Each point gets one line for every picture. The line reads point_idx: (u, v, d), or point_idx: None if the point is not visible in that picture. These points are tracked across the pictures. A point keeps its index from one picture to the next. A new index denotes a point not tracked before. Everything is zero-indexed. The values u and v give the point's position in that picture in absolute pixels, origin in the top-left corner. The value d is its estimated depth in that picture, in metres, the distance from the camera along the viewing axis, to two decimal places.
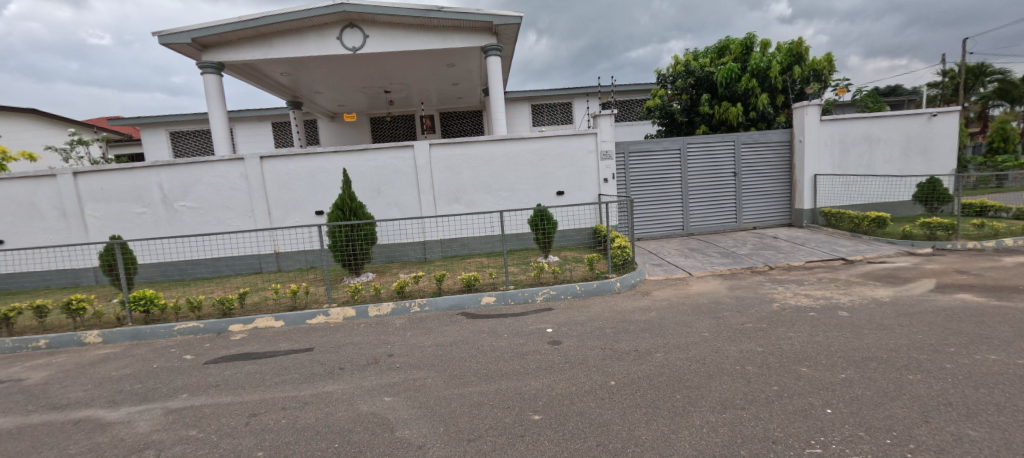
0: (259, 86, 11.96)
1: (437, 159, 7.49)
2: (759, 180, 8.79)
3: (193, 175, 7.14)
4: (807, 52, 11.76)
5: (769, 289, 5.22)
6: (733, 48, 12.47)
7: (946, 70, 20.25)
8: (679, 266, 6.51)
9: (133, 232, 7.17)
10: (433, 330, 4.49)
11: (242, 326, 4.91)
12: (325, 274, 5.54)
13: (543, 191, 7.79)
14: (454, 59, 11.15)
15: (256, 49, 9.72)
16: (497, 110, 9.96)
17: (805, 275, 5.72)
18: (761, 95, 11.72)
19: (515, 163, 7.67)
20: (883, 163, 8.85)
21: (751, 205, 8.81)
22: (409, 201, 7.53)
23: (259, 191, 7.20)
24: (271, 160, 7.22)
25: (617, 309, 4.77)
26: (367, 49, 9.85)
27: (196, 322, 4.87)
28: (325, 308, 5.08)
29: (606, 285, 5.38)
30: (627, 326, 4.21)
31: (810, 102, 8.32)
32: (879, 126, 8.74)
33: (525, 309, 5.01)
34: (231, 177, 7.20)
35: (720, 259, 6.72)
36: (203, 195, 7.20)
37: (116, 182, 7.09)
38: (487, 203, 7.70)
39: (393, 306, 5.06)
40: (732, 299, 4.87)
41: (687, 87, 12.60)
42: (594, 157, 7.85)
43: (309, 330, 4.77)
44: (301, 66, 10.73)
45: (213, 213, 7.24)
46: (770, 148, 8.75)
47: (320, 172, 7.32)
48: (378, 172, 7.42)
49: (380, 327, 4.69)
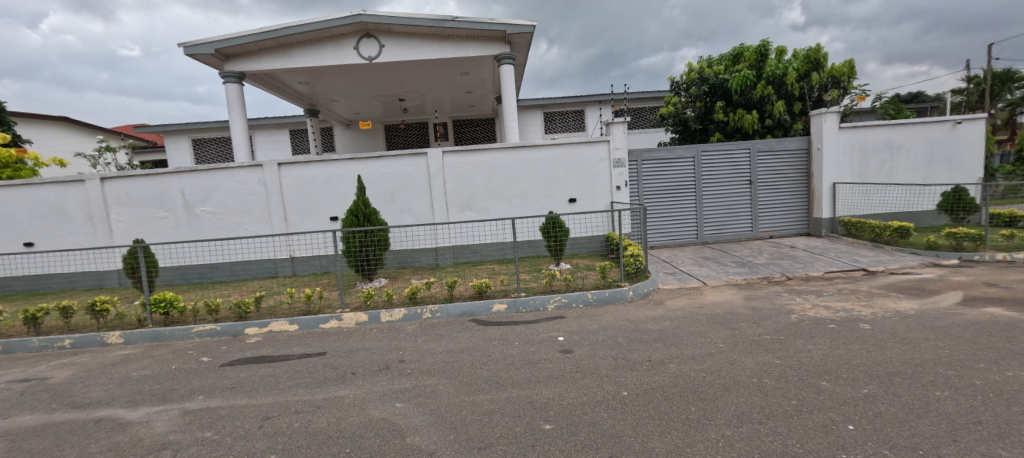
0: (277, 95, 12.19)
1: (449, 165, 7.54)
2: (775, 189, 8.63)
3: (213, 181, 7.32)
4: (825, 59, 11.58)
5: (786, 299, 5.11)
6: (748, 55, 12.44)
7: (970, 76, 19.74)
8: (693, 275, 6.42)
9: (155, 236, 7.38)
10: (445, 336, 4.49)
11: (257, 329, 4.98)
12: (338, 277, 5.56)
13: (555, 198, 7.78)
14: (468, 68, 11.29)
15: (275, 59, 9.97)
16: (510, 118, 10.03)
17: (824, 286, 5.58)
18: (777, 102, 11.59)
19: (527, 170, 7.68)
20: (905, 172, 8.65)
21: (768, 213, 8.64)
22: (422, 207, 7.59)
23: (276, 197, 7.34)
24: (288, 167, 7.36)
25: (630, 318, 4.72)
26: (384, 58, 10.05)
27: (214, 325, 4.97)
28: (338, 313, 5.12)
29: (618, 293, 5.33)
30: (639, 335, 4.16)
31: (827, 109, 8.19)
32: (901, 134, 8.56)
33: (536, 316, 4.99)
34: (250, 183, 7.35)
35: (735, 268, 6.61)
36: (222, 200, 7.36)
37: (140, 187, 7.30)
38: (500, 210, 7.73)
39: (405, 311, 5.09)
40: (747, 310, 4.77)
41: (700, 94, 12.63)
42: (607, 165, 7.82)
43: (322, 334, 4.81)
44: (319, 75, 10.99)
45: (231, 218, 7.39)
46: (787, 155, 8.60)
47: (335, 178, 7.43)
48: (393, 178, 7.50)
49: (392, 333, 4.72)
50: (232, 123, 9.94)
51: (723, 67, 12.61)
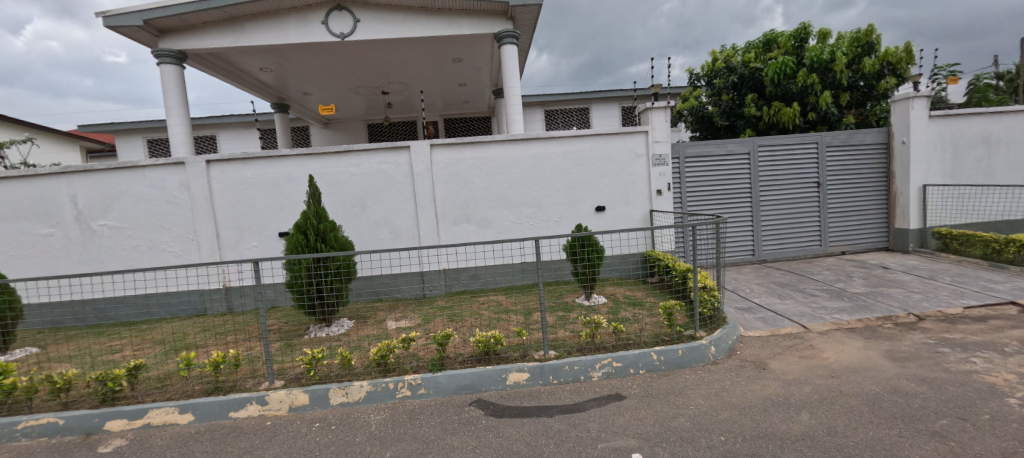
0: (234, 84, 10.27)
1: (439, 164, 5.70)
2: (848, 193, 6.89)
3: (117, 185, 5.38)
4: (879, 42, 9.73)
5: (960, 362, 3.32)
6: (782, 41, 10.88)
7: (1004, 72, 18.22)
8: (780, 312, 4.61)
9: (38, 261, 5.43)
10: (432, 447, 2.62)
11: (124, 424, 3.08)
12: (265, 326, 3.68)
13: (577, 207, 5.97)
14: (461, 50, 9.47)
15: (224, 36, 8.07)
16: (514, 108, 8.23)
17: (991, 334, 3.82)
18: (822, 93, 9.94)
19: (541, 170, 5.86)
20: (1005, 171, 6.98)
21: (839, 224, 6.90)
22: (403, 219, 5.71)
23: (203, 206, 5.43)
24: (220, 166, 5.46)
25: (734, 403, 2.90)
26: (358, 36, 8.19)
27: (56, 416, 3.06)
28: (262, 391, 3.22)
29: (695, 352, 3.51)
30: (781, 454, 2.33)
31: (915, 92, 6.55)
32: (1000, 125, 6.90)
33: (578, 396, 3.15)
34: (167, 187, 5.43)
35: (833, 302, 4.82)
36: (128, 210, 5.43)
37: (15, 193, 5.34)
38: (506, 222, 5.89)
39: (369, 389, 3.21)
40: (919, 387, 2.97)
41: (726, 86, 11.27)
42: (644, 162, 6.03)
43: (229, 436, 2.92)
44: (281, 58, 9.11)
45: (142, 235, 5.46)
46: (861, 151, 6.87)
47: (285, 181, 5.52)
48: (364, 182, 5.62)
49: (344, 433, 2.84)
50: (170, 115, 7.94)
51: (752, 55, 11.09)
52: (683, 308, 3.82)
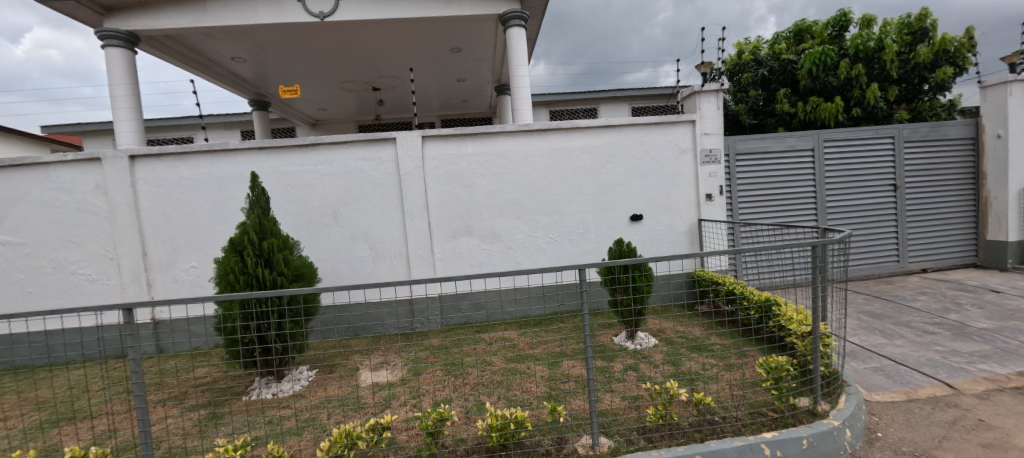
0: (203, 77, 9.01)
1: (432, 161, 4.46)
2: (930, 198, 5.67)
3: (13, 187, 4.13)
4: (935, 27, 8.52)
5: None
6: (817, 30, 9.71)
7: None
8: (899, 360, 3.37)
9: None
10: None
11: None
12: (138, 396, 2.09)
13: (608, 216, 4.74)
14: (460, 36, 8.26)
15: (180, 14, 6.73)
16: (522, 99, 6.99)
17: None
18: (868, 86, 8.73)
19: (562, 169, 4.64)
20: None
21: (920, 236, 5.68)
22: (387, 232, 4.46)
23: (125, 215, 4.18)
24: (149, 163, 4.21)
25: None
26: (340, 16, 6.99)
27: None
28: None
29: (828, 444, 2.28)
30: None
31: (1014, 75, 5.36)
32: None
33: None
34: (79, 191, 4.17)
35: (962, 343, 3.59)
36: (26, 220, 4.17)
37: None
38: (518, 235, 4.65)
39: None
40: None
41: (754, 81, 10.10)
42: (690, 159, 4.81)
43: None
44: (252, 43, 7.85)
45: (47, 254, 4.20)
46: (945, 148, 5.67)
47: (233, 182, 4.27)
48: (337, 184, 4.39)
49: None
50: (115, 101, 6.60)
51: (784, 46, 9.92)
52: (796, 369, 2.56)
